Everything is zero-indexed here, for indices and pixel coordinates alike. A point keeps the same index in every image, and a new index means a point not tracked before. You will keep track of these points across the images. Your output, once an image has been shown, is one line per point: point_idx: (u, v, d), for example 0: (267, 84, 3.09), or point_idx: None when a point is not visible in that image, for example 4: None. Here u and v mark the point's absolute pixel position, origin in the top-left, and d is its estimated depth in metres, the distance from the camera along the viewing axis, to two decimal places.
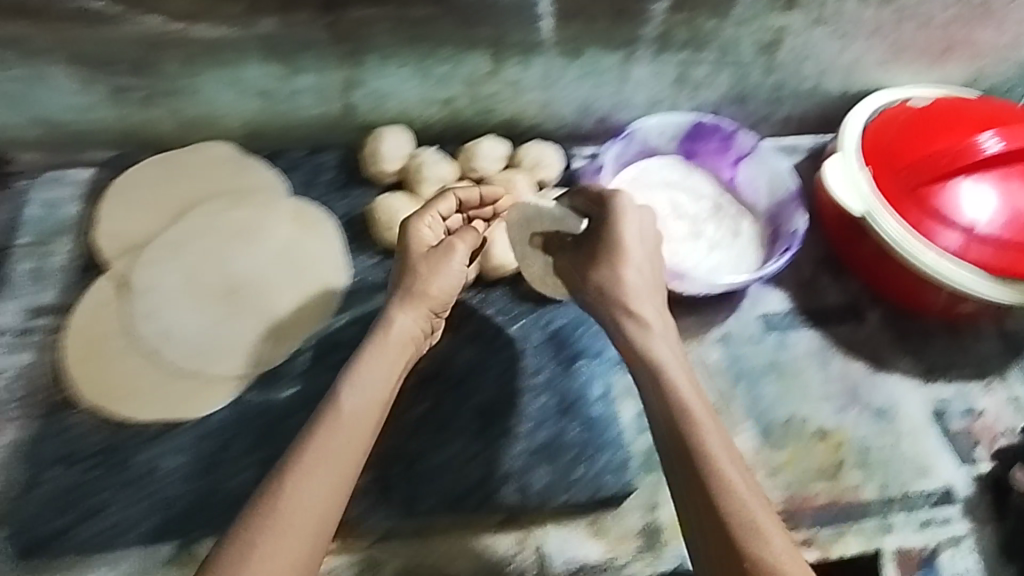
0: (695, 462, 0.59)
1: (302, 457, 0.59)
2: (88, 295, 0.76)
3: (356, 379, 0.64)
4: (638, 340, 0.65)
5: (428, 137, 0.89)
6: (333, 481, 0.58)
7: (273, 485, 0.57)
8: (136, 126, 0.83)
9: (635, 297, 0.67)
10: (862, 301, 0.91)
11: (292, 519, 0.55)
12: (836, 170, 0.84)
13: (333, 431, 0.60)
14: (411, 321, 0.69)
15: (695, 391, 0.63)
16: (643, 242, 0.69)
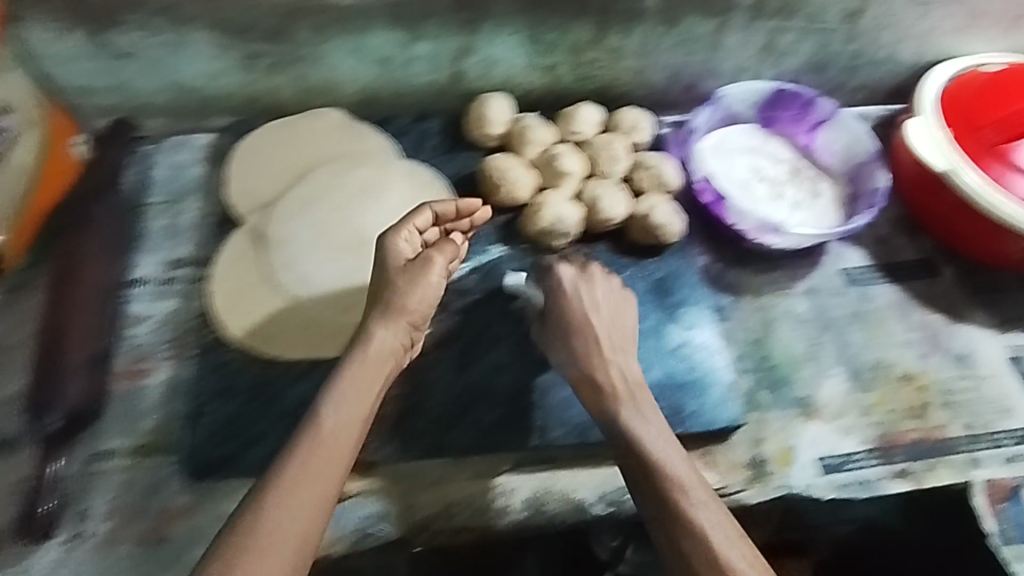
0: (659, 500, 0.64)
1: (280, 480, 0.59)
2: (225, 247, 0.80)
3: (336, 397, 0.64)
4: (603, 394, 0.71)
5: (527, 104, 0.95)
6: (312, 507, 0.59)
7: (267, 505, 0.58)
8: (260, 93, 0.88)
9: (602, 361, 0.73)
10: (936, 258, 0.96)
11: (269, 546, 0.56)
12: (917, 131, 0.89)
13: (317, 451, 0.61)
14: (387, 338, 0.69)
15: (657, 432, 0.68)
16: (602, 301, 0.75)
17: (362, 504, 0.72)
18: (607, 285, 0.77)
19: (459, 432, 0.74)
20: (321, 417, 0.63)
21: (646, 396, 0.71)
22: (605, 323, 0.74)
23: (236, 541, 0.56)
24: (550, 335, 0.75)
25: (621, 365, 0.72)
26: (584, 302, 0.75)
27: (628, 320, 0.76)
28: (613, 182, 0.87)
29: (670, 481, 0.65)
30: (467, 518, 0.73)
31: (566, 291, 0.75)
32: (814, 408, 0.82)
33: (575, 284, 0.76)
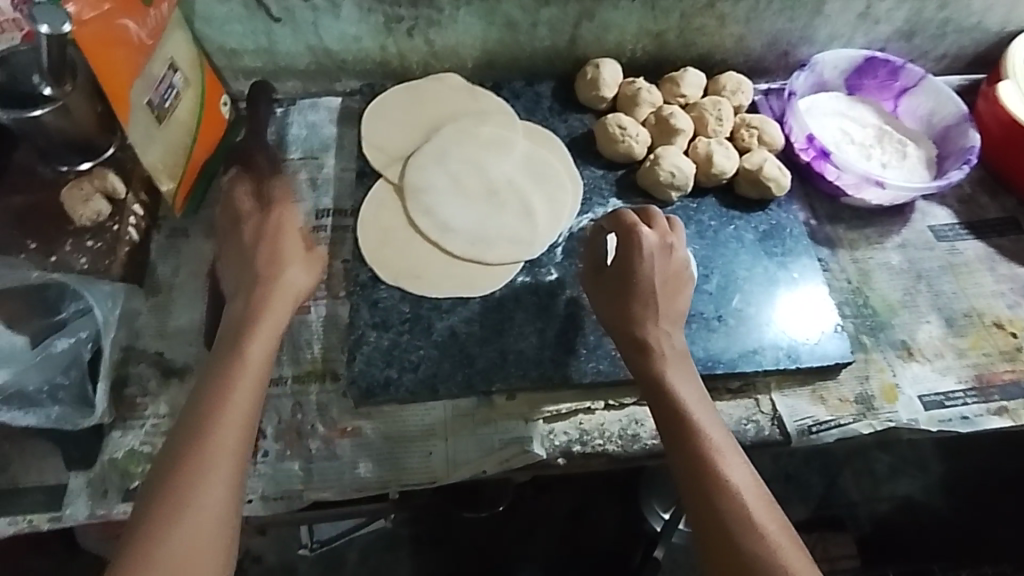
0: (694, 460, 0.66)
1: (203, 425, 0.62)
2: (371, 196, 0.88)
3: (258, 334, 0.68)
4: (648, 356, 0.72)
5: (632, 69, 1.02)
6: (230, 453, 0.62)
7: (182, 454, 0.61)
8: (392, 55, 0.96)
9: (656, 324, 0.74)
10: (1019, 216, 1.01)
11: (203, 495, 0.59)
12: (1010, 91, 0.96)
13: (226, 397, 0.64)
14: (290, 295, 0.73)
15: (696, 394, 0.71)
16: (664, 272, 0.75)
17: (506, 428, 0.77)
18: (672, 259, 0.76)
19: (596, 364, 0.79)
20: (228, 364, 0.66)
21: (687, 366, 0.73)
22: (661, 294, 0.75)
23: (168, 490, 0.59)
24: (607, 300, 0.76)
25: (668, 334, 0.74)
26: (648, 269, 0.75)
27: (683, 294, 0.76)
28: (721, 139, 0.94)
29: (708, 444, 0.67)
30: (600, 445, 0.78)
31: (632, 258, 0.75)
32: (912, 348, 0.88)
33: (653, 250, 0.75)
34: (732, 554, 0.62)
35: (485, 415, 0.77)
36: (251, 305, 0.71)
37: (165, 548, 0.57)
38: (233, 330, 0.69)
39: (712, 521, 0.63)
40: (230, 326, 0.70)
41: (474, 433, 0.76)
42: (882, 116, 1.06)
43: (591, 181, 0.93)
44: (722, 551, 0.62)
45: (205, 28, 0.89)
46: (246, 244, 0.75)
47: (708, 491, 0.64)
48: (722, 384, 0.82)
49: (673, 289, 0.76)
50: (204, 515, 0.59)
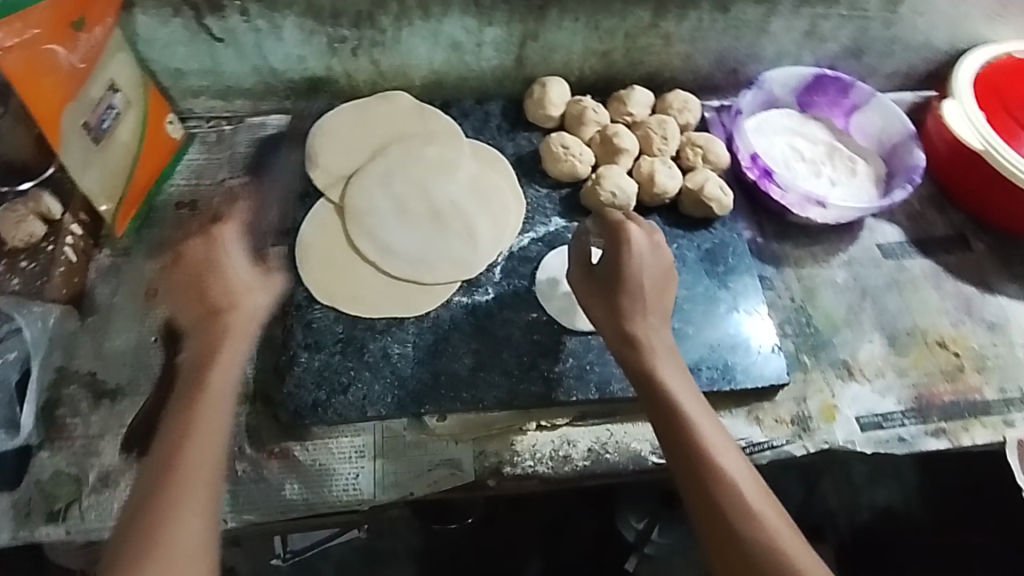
0: (692, 458, 0.66)
1: (174, 459, 0.62)
2: (312, 216, 0.89)
3: (226, 361, 0.68)
4: (639, 355, 0.72)
5: (581, 88, 1.03)
6: (200, 490, 0.61)
7: (158, 492, 0.61)
8: (338, 75, 0.96)
9: (643, 319, 0.73)
10: (967, 231, 1.01)
11: (176, 536, 0.59)
12: (955, 113, 0.96)
13: (186, 439, 0.63)
14: (240, 336, 0.70)
15: (687, 388, 0.71)
16: (653, 270, 0.75)
17: (436, 450, 0.77)
18: (659, 256, 0.76)
19: (528, 387, 0.79)
20: (193, 406, 0.65)
21: (675, 359, 0.73)
22: (650, 290, 0.74)
23: (146, 526, 0.60)
24: (597, 300, 0.75)
25: (656, 329, 0.74)
26: (637, 267, 0.75)
27: (668, 290, 0.76)
28: (665, 158, 0.94)
29: (702, 441, 0.67)
30: (531, 466, 0.78)
31: (620, 255, 0.75)
32: (853, 368, 0.88)
33: (643, 249, 0.75)
34: (734, 541, 0.63)
35: (416, 437, 0.77)
36: (212, 337, 0.70)
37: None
38: (190, 389, 0.67)
39: (712, 512, 0.64)
40: (190, 368, 0.69)
41: (405, 454, 0.77)
42: (834, 133, 1.05)
43: (535, 200, 0.93)
44: (722, 543, 0.63)
45: (148, 51, 0.90)
46: (195, 284, 0.73)
47: (708, 483, 0.65)
48: None
49: (661, 285, 0.75)
50: (186, 547, 0.59)
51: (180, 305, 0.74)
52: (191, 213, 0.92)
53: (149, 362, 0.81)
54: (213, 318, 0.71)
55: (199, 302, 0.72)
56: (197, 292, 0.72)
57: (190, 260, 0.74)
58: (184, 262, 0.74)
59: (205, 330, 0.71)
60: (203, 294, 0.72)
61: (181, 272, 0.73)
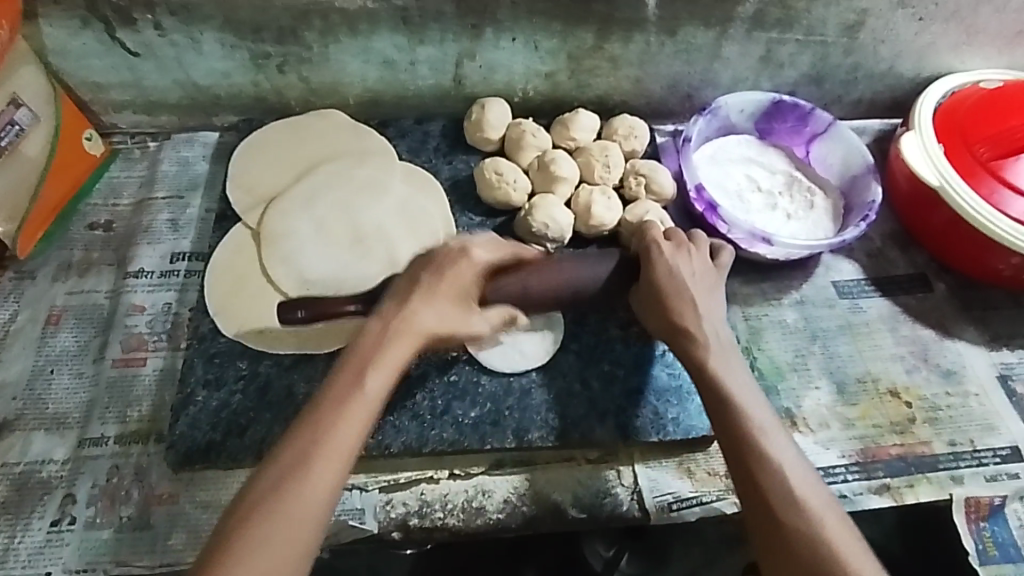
0: (745, 461, 0.63)
1: (318, 420, 0.58)
2: (225, 240, 0.84)
3: (382, 360, 0.62)
4: (695, 359, 0.70)
5: (526, 109, 0.98)
6: (336, 462, 0.57)
7: (295, 448, 0.57)
8: (267, 92, 0.92)
9: (690, 309, 0.71)
10: (928, 272, 0.96)
11: (302, 499, 0.55)
12: (911, 147, 0.91)
13: (345, 406, 0.59)
14: (437, 321, 0.66)
15: (744, 381, 0.68)
16: (691, 265, 0.74)
17: (338, 499, 0.72)
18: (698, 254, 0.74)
19: (439, 433, 0.74)
20: (352, 373, 0.61)
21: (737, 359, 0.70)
22: (694, 295, 0.72)
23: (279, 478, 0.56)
24: (641, 306, 0.74)
25: (710, 321, 0.71)
26: (663, 276, 0.73)
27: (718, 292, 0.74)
28: (606, 187, 0.88)
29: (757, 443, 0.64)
30: (440, 518, 0.73)
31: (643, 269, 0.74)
32: (797, 418, 0.82)
33: (672, 247, 0.74)
34: (782, 538, 0.60)
35: None
36: (377, 325, 0.64)
37: (257, 540, 0.53)
38: (358, 352, 0.62)
39: (762, 504, 0.61)
40: (364, 342, 0.63)
41: None
42: (794, 163, 1.01)
43: (466, 229, 0.89)
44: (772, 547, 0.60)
45: (61, 63, 0.86)
46: (441, 271, 0.68)
47: (759, 477, 0.62)
48: (580, 453, 0.77)
49: (705, 281, 0.74)
50: (271, 558, 0.53)
51: (439, 317, 0.66)
52: (106, 235, 0.87)
53: (42, 394, 0.76)
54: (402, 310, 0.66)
55: (423, 281, 0.67)
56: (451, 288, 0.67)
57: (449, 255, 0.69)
58: (460, 256, 0.69)
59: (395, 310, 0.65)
60: (450, 296, 0.67)
61: (435, 275, 0.67)
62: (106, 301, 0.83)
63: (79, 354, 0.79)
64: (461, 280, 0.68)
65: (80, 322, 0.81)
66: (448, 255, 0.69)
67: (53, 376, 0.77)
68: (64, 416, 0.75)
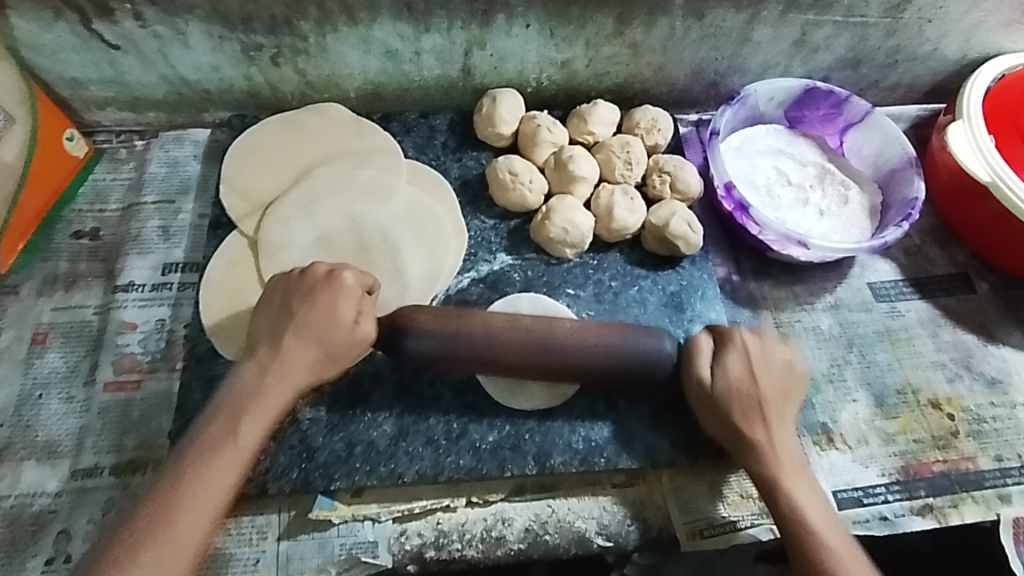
0: (806, 559, 0.61)
1: (190, 457, 0.59)
2: (220, 251, 0.78)
3: (258, 405, 0.61)
4: (751, 451, 0.66)
5: (539, 100, 0.91)
6: (206, 515, 0.57)
7: (162, 493, 0.57)
8: (260, 86, 0.85)
9: (767, 426, 0.66)
10: (970, 271, 0.90)
11: (164, 547, 0.55)
12: (959, 137, 0.84)
13: (214, 455, 0.59)
14: (309, 364, 0.64)
15: (819, 505, 0.64)
16: (771, 375, 0.68)
17: (350, 531, 0.68)
18: (779, 358, 0.69)
19: (456, 460, 0.69)
20: (227, 419, 0.61)
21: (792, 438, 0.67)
22: (770, 396, 0.67)
23: (144, 521, 0.55)
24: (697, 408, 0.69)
25: (783, 438, 0.66)
26: (737, 376, 0.67)
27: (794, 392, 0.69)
28: (628, 187, 0.82)
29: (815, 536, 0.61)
30: (459, 549, 0.69)
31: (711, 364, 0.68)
32: (833, 434, 0.78)
33: (750, 351, 0.68)
34: None
35: (327, 515, 0.68)
36: (261, 365, 0.64)
37: None
38: (237, 396, 0.62)
39: None
40: (245, 382, 0.63)
41: (314, 535, 0.68)
42: (826, 154, 0.94)
43: (478, 233, 0.83)
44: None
45: (35, 58, 0.79)
46: (327, 312, 0.65)
47: None
48: (605, 476, 0.72)
49: (782, 392, 0.68)
50: None
51: (318, 359, 0.65)
52: (93, 244, 0.82)
53: (30, 421, 0.71)
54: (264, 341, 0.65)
55: (282, 312, 0.66)
56: (303, 321, 0.65)
57: (314, 284, 0.67)
58: (321, 294, 0.66)
59: (266, 346, 0.64)
60: (322, 343, 0.65)
61: (303, 304, 0.66)
62: (95, 317, 0.77)
63: (68, 376, 0.74)
64: (358, 330, 0.66)
65: (68, 341, 0.76)
66: (323, 297, 0.66)
67: (41, 401, 0.72)
68: (54, 445, 0.70)
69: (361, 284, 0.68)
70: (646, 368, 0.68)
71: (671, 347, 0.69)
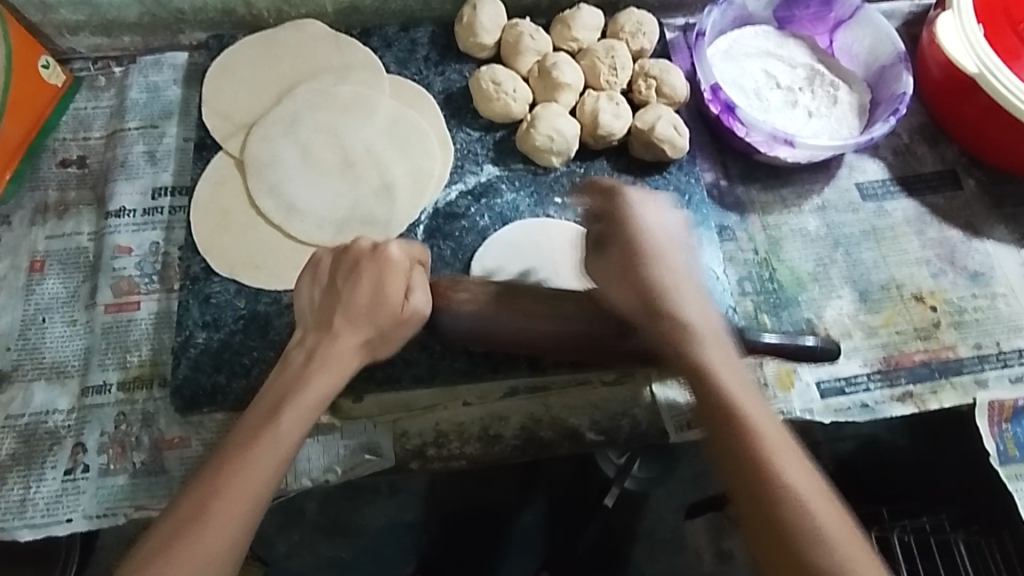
0: (743, 474, 0.52)
1: (270, 396, 0.58)
2: (206, 171, 0.78)
3: (335, 340, 0.60)
4: (651, 301, 0.58)
5: (521, 8, 0.89)
6: (275, 457, 0.54)
7: (269, 398, 0.58)
8: (234, 3, 0.83)
9: (642, 242, 0.60)
10: (958, 167, 0.90)
11: (265, 445, 0.54)
12: (948, 29, 0.83)
13: (320, 362, 0.59)
14: (362, 344, 0.61)
15: (720, 353, 0.57)
16: (662, 231, 0.61)
17: (353, 434, 0.71)
18: (660, 214, 0.61)
19: (451, 363, 0.72)
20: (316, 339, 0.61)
21: (702, 298, 0.60)
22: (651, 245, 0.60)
23: (205, 484, 0.53)
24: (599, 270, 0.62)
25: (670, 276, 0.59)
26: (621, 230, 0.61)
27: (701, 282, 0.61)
28: (613, 93, 0.81)
29: (773, 466, 0.52)
30: (458, 447, 0.72)
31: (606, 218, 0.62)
32: (818, 329, 0.80)
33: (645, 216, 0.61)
34: (787, 550, 0.50)
35: (329, 420, 0.71)
36: (340, 263, 0.64)
37: (229, 487, 0.53)
38: (318, 325, 0.62)
39: (754, 498, 0.52)
40: (291, 369, 0.59)
41: (317, 440, 0.70)
42: (816, 53, 0.92)
43: (464, 145, 0.82)
44: None
45: None
46: (375, 285, 0.62)
47: (755, 486, 0.52)
48: (596, 376, 0.74)
49: (664, 236, 0.61)
50: (224, 507, 0.52)
51: (361, 323, 0.61)
52: (80, 172, 0.82)
53: (36, 344, 0.74)
54: (324, 303, 0.62)
55: (330, 294, 0.63)
56: (351, 304, 0.61)
57: (359, 258, 0.63)
58: (367, 269, 0.63)
59: (323, 320, 0.62)
60: (380, 304, 0.62)
61: (348, 279, 0.63)
62: (90, 244, 0.78)
63: (70, 301, 0.76)
64: (409, 306, 0.62)
65: (66, 267, 0.77)
66: (364, 272, 0.62)
67: (45, 325, 0.75)
68: (63, 365, 0.73)
69: (409, 258, 0.65)
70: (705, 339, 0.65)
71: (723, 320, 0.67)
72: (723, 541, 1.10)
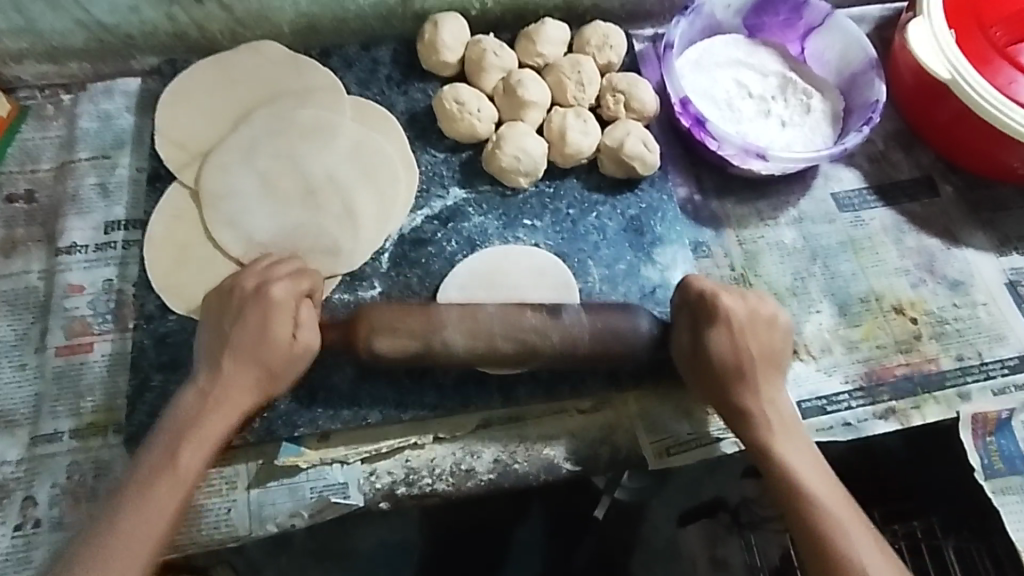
0: (831, 572, 0.59)
1: (169, 430, 0.60)
2: (161, 203, 0.75)
3: (222, 382, 0.61)
4: (759, 426, 0.65)
5: (486, 23, 0.87)
6: (173, 500, 0.57)
7: (168, 432, 0.60)
8: (186, 27, 0.80)
9: (746, 363, 0.66)
10: (934, 173, 0.89)
11: (161, 494, 0.57)
12: (920, 35, 0.81)
13: (210, 403, 0.61)
14: (252, 380, 0.62)
15: (805, 458, 0.64)
16: (747, 339, 0.67)
17: (320, 475, 0.68)
18: (741, 315, 0.67)
19: (420, 399, 0.69)
20: (206, 379, 0.62)
21: (780, 406, 0.66)
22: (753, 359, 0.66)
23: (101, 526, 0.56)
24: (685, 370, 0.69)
25: (767, 394, 0.66)
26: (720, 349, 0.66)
27: (783, 366, 0.68)
28: (581, 110, 0.79)
29: (843, 559, 0.59)
30: (430, 484, 0.69)
31: (691, 333, 0.67)
32: (797, 345, 0.78)
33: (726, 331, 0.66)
34: None
35: (294, 461, 0.68)
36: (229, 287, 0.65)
37: (124, 533, 0.55)
38: (213, 345, 0.63)
39: None
40: (199, 381, 0.62)
41: (283, 483, 0.68)
42: (788, 61, 0.90)
43: (429, 168, 0.79)
44: None
45: None
46: (261, 321, 0.63)
47: None
48: (571, 404, 0.72)
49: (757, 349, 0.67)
50: (118, 556, 0.54)
51: (246, 340, 0.62)
52: (28, 207, 0.78)
53: None
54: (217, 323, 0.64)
55: (219, 320, 0.64)
56: (238, 338, 0.62)
57: (245, 296, 0.64)
58: (252, 310, 0.63)
59: (213, 354, 0.63)
60: (263, 351, 0.62)
61: (239, 303, 0.64)
62: (40, 283, 0.75)
63: (18, 344, 0.72)
64: (297, 340, 0.63)
65: (14, 309, 0.74)
66: (251, 309, 0.63)
67: None
68: (11, 414, 0.69)
69: (291, 283, 0.65)
70: (621, 344, 0.67)
71: (647, 325, 0.68)
72: (717, 548, 0.99)
